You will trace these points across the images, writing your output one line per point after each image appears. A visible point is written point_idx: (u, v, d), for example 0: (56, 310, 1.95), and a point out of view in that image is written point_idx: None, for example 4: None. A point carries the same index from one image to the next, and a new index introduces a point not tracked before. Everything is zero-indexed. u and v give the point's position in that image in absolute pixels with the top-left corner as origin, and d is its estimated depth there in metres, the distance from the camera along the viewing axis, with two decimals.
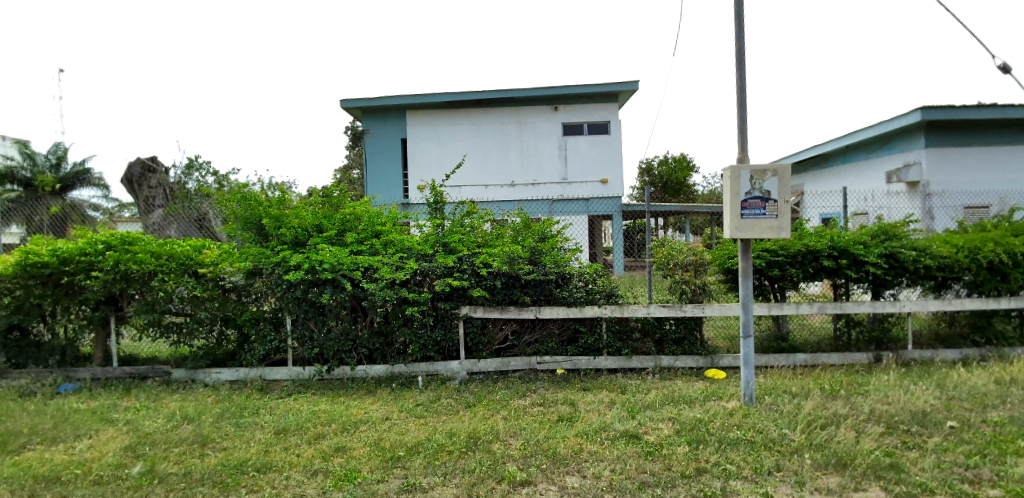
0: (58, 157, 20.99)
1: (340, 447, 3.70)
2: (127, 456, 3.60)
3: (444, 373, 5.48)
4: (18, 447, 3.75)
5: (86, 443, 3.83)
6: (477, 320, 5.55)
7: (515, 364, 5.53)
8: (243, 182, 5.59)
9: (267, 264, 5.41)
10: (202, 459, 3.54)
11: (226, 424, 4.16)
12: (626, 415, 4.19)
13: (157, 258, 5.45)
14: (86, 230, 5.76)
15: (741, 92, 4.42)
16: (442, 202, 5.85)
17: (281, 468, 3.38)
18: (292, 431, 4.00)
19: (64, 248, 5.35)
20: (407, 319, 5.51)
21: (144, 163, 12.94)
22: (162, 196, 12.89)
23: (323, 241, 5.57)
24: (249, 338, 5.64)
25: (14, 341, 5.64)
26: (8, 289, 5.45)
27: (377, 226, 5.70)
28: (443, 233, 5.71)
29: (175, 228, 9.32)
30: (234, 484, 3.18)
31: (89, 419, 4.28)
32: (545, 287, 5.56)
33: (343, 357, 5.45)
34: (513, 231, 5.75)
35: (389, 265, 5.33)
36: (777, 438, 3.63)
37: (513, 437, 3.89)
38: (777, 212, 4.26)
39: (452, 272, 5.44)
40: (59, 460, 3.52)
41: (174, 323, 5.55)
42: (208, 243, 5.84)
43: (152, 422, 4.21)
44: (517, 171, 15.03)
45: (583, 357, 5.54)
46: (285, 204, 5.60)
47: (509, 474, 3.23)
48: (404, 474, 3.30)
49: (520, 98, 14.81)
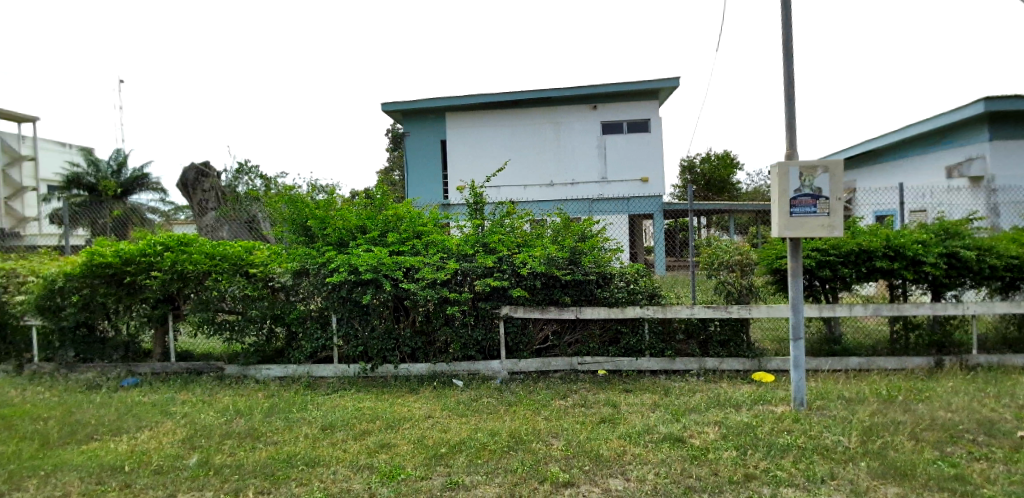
0: (120, 163, 22.17)
1: (385, 444, 3.77)
2: (185, 448, 3.76)
3: (485, 373, 5.51)
4: (85, 436, 3.97)
5: (147, 435, 4.02)
6: (518, 320, 5.54)
7: (556, 364, 5.51)
8: (291, 185, 5.79)
9: (313, 265, 5.54)
10: (253, 452, 3.67)
11: (277, 418, 4.31)
12: (670, 418, 4.11)
13: (211, 259, 5.70)
14: (145, 232, 6.07)
15: (788, 85, 4.27)
16: (482, 202, 5.88)
17: (329, 463, 3.47)
18: (339, 427, 4.10)
19: (125, 249, 5.64)
20: (448, 318, 5.55)
21: (197, 168, 13.52)
22: (214, 200, 13.39)
23: (366, 241, 5.71)
24: (296, 336, 5.78)
25: (82, 336, 6.00)
26: (76, 288, 5.80)
27: (418, 227, 5.79)
28: (483, 233, 5.75)
29: (228, 230, 9.84)
30: (284, 477, 3.28)
31: (149, 412, 4.50)
32: (585, 288, 5.52)
33: (386, 355, 5.56)
34: (553, 231, 5.72)
35: (430, 266, 5.42)
36: (831, 445, 3.49)
37: (555, 437, 3.87)
38: (829, 210, 4.09)
39: (492, 272, 5.47)
40: (124, 450, 3.72)
41: (227, 321, 5.76)
42: (259, 244, 6.07)
43: (206, 416, 4.39)
44: (556, 170, 14.97)
45: (625, 358, 5.46)
46: (330, 206, 5.76)
47: (551, 475, 3.22)
48: (446, 472, 3.34)
49: (558, 98, 14.74)
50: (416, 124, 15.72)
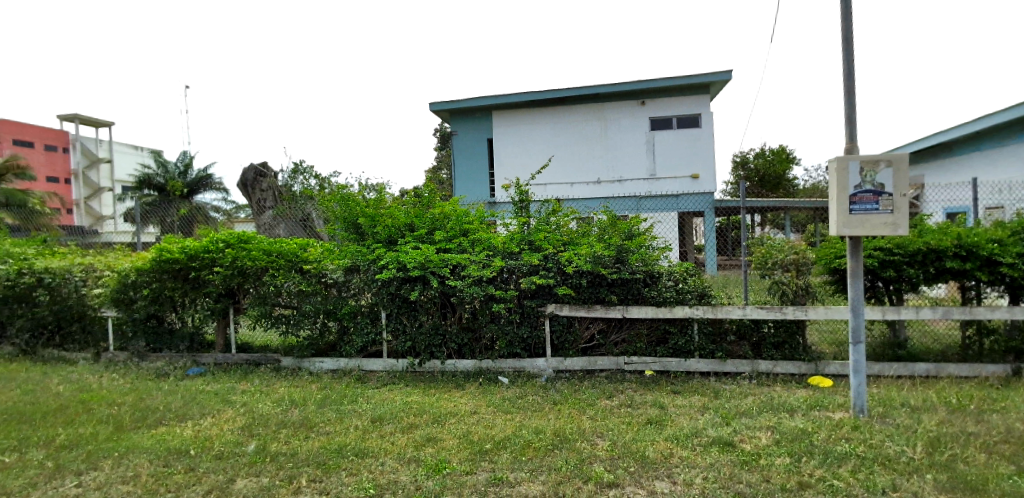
0: (186, 165, 23.46)
1: (431, 438, 3.84)
2: (244, 435, 3.95)
3: (531, 370, 5.52)
4: (154, 421, 4.24)
5: (210, 421, 4.26)
6: (564, 319, 5.53)
7: (602, 364, 5.46)
8: (343, 184, 6.00)
9: (363, 261, 5.70)
10: (307, 441, 3.82)
11: (329, 410, 4.47)
12: (720, 421, 4.00)
13: (268, 255, 5.97)
14: (209, 229, 6.41)
15: (849, 75, 4.07)
16: (528, 200, 5.90)
17: (378, 454, 3.57)
18: (387, 420, 4.21)
19: (190, 245, 5.96)
20: (493, 316, 5.60)
21: (256, 169, 14.16)
22: (271, 198, 13.91)
23: (414, 239, 5.83)
24: (348, 330, 5.97)
25: (152, 327, 6.41)
26: (147, 282, 6.20)
27: (464, 225, 5.87)
28: (528, 231, 5.78)
29: (284, 228, 10.25)
30: (335, 466, 3.40)
31: (212, 400, 4.76)
32: (632, 287, 5.45)
33: (434, 351, 5.66)
34: (599, 229, 5.67)
35: (476, 263, 5.48)
36: (893, 455, 3.31)
37: (600, 437, 3.84)
38: (892, 207, 3.87)
39: (537, 270, 5.48)
40: (189, 435, 3.95)
41: (283, 315, 5.98)
42: (313, 242, 6.25)
43: (263, 406, 4.60)
44: (601, 167, 14.82)
45: (674, 359, 5.36)
46: (380, 204, 5.93)
47: (595, 475, 3.19)
48: (491, 468, 3.37)
49: (604, 94, 14.57)
50: (463, 123, 15.88)
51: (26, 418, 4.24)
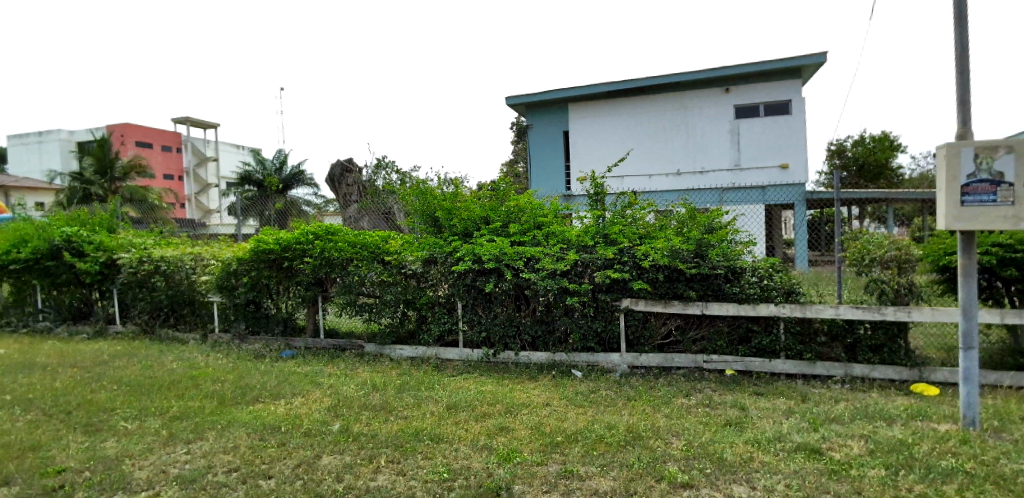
0: (281, 161, 25.27)
1: (504, 427, 3.92)
2: (330, 415, 4.23)
3: (605, 365, 5.48)
4: (252, 398, 4.63)
5: (301, 401, 4.59)
6: (639, 314, 5.43)
7: (679, 361, 5.31)
8: (422, 178, 6.20)
9: (441, 253, 5.89)
10: (387, 424, 4.02)
11: (408, 395, 4.68)
12: (806, 427, 3.78)
13: (353, 247, 6.32)
14: (300, 222, 6.87)
15: (962, 53, 3.67)
16: (603, 193, 5.84)
17: (452, 440, 3.70)
18: (462, 407, 4.34)
19: (284, 237, 6.44)
20: (567, 309, 5.62)
21: (342, 165, 14.93)
22: (356, 193, 14.74)
23: (489, 232, 5.96)
24: (427, 319, 6.20)
25: (251, 312, 6.97)
26: (247, 270, 6.74)
27: (539, 218, 5.93)
28: (604, 224, 5.73)
29: (368, 221, 10.77)
30: (413, 449, 3.56)
31: (302, 381, 5.13)
32: (712, 282, 5.25)
33: (508, 342, 5.77)
34: (678, 222, 5.51)
35: (550, 256, 5.51)
36: (1011, 474, 2.97)
37: (675, 436, 3.75)
38: (1012, 198, 3.46)
39: (612, 263, 5.42)
40: (282, 412, 4.28)
41: (366, 303, 6.30)
42: (394, 234, 6.48)
43: (348, 388, 4.89)
44: (680, 159, 14.32)
45: (757, 359, 5.11)
46: (457, 197, 6.09)
47: (668, 474, 3.12)
48: (562, 460, 3.39)
49: (683, 83, 14.05)
50: (538, 117, 15.90)
51: (146, 390, 4.78)
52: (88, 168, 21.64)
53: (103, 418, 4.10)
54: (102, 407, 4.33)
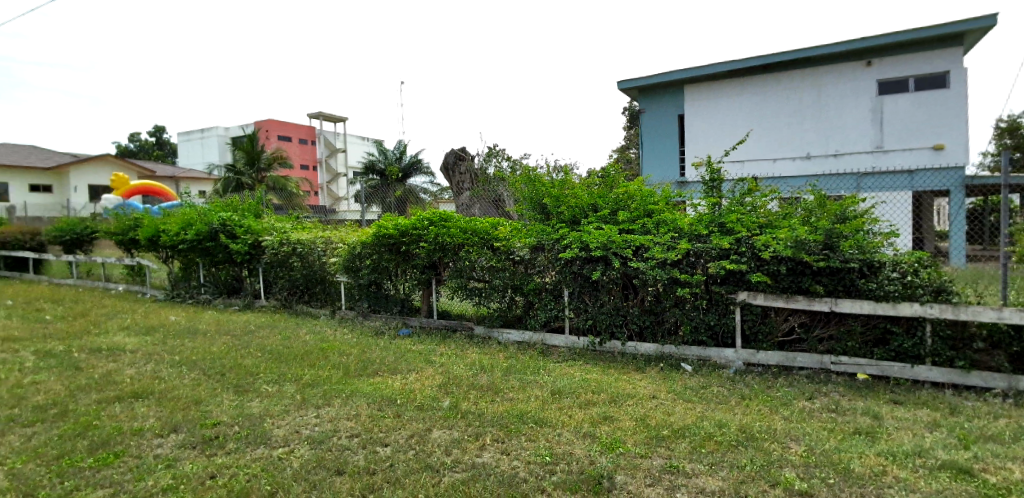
0: (402, 152, 26.98)
1: (608, 417, 3.90)
2: (441, 391, 4.49)
3: (717, 360, 5.22)
4: (372, 372, 5.06)
5: (415, 376, 4.92)
6: (758, 308, 5.08)
7: (802, 361, 4.91)
8: (531, 166, 6.35)
9: (548, 241, 5.95)
10: (493, 404, 4.19)
11: (513, 378, 4.82)
12: (956, 443, 3.31)
13: (465, 233, 6.61)
14: (416, 209, 7.31)
15: None
16: (720, 179, 5.61)
17: (555, 425, 3.76)
18: (566, 394, 4.39)
19: (402, 223, 6.90)
20: (678, 300, 5.39)
21: (455, 153, 15.54)
22: (468, 181, 15.23)
23: (597, 219, 5.92)
24: (533, 305, 6.31)
25: (373, 292, 7.58)
26: (369, 254, 7.34)
27: (650, 206, 5.78)
28: (720, 213, 5.45)
29: (478, 208, 11.19)
30: (517, 430, 3.67)
31: (417, 358, 5.49)
32: (844, 277, 4.73)
33: (614, 331, 5.69)
34: (804, 211, 5.15)
35: (660, 245, 5.34)
36: None
37: (793, 441, 3.48)
38: None
39: (728, 254, 5.11)
40: (399, 386, 4.62)
41: (477, 288, 6.57)
42: (503, 221, 6.68)
43: (458, 368, 5.15)
44: (811, 140, 12.92)
45: (895, 364, 4.56)
46: (566, 185, 6.16)
47: (784, 480, 2.91)
48: (667, 455, 3.31)
49: (817, 58, 12.64)
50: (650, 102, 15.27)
51: (284, 358, 5.42)
52: (240, 161, 24.68)
53: (250, 381, 4.72)
54: (249, 371, 4.98)
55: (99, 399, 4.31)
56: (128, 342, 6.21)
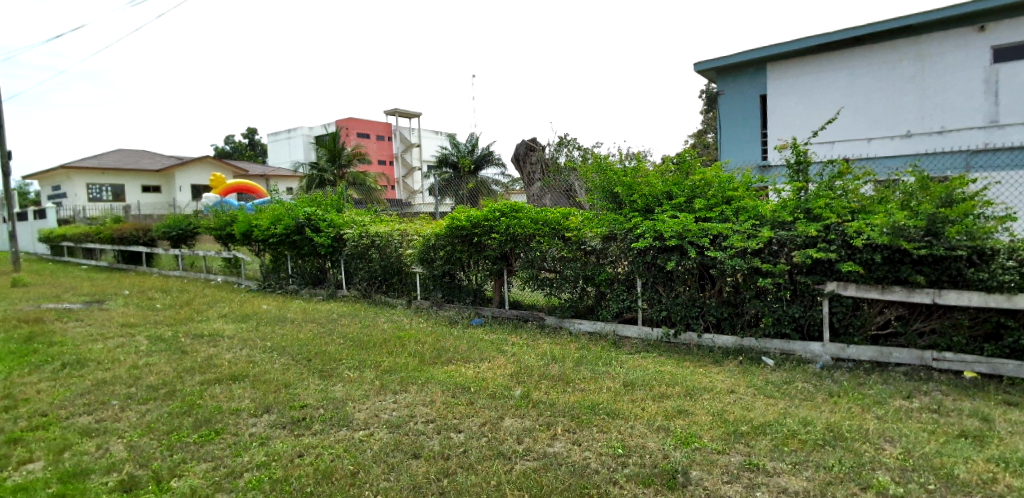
0: (474, 144, 27.39)
1: (682, 410, 3.78)
2: (513, 380, 4.55)
3: (802, 355, 4.91)
4: (447, 360, 5.20)
5: (488, 365, 5.01)
6: (849, 300, 4.72)
7: (899, 357, 4.53)
8: (602, 154, 6.22)
9: (621, 230, 5.82)
10: (564, 394, 4.18)
11: (585, 369, 4.79)
12: None
13: (536, 223, 6.63)
14: (487, 200, 7.41)
15: None
16: (807, 162, 5.23)
17: (627, 417, 3.70)
18: (639, 386, 4.30)
19: (474, 215, 7.03)
20: (759, 291, 5.12)
21: (527, 144, 15.63)
22: (539, 171, 15.22)
23: (672, 208, 5.74)
24: (605, 296, 6.22)
25: (446, 282, 7.79)
26: (443, 245, 7.55)
27: (728, 192, 5.54)
28: (806, 198, 5.11)
29: (550, 198, 11.18)
30: (588, 421, 3.65)
31: (489, 347, 5.59)
32: (950, 266, 4.29)
33: (690, 322, 5.49)
34: (904, 194, 4.68)
35: (740, 234, 5.10)
36: None
37: (888, 442, 3.21)
38: None
39: (815, 242, 4.77)
40: (472, 375, 4.73)
41: (548, 278, 6.59)
42: (574, 211, 6.63)
43: (529, 357, 5.19)
44: (913, 115, 10.89)
45: (1009, 362, 4.13)
46: (638, 172, 5.99)
47: (877, 484, 2.70)
48: (746, 452, 3.16)
49: (932, 22, 10.47)
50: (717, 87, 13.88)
51: (363, 346, 5.69)
52: (324, 158, 26.09)
53: (333, 366, 5.01)
54: (332, 357, 5.29)
55: (203, 380, 4.74)
56: (226, 329, 6.78)
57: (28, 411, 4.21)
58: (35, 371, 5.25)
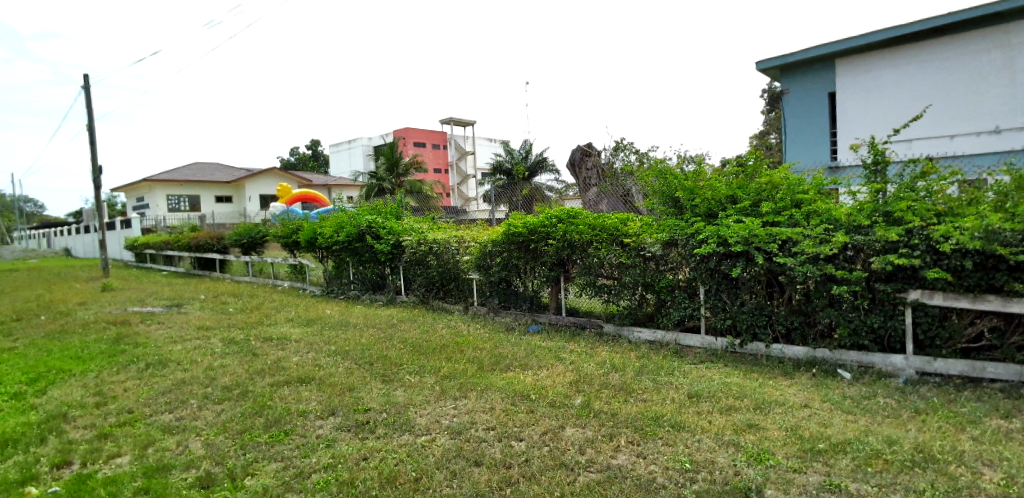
0: (528, 150, 27.49)
1: (753, 425, 3.59)
2: (572, 389, 4.47)
3: (883, 368, 4.58)
4: (505, 367, 5.19)
5: (546, 373, 4.96)
6: (935, 309, 4.36)
7: (994, 372, 4.15)
8: (661, 158, 6.10)
9: (682, 236, 5.63)
10: (626, 404, 4.07)
11: (646, 378, 4.65)
12: None
13: (593, 229, 6.53)
14: (543, 207, 7.36)
15: None
16: (885, 162, 4.88)
17: (694, 430, 3.55)
18: (704, 397, 4.13)
19: (531, 221, 7.01)
20: (833, 300, 4.80)
21: (582, 149, 15.50)
22: (595, 176, 15.03)
23: (737, 212, 5.53)
24: (665, 303, 6.04)
25: (502, 289, 7.80)
26: (500, 251, 7.56)
27: (798, 195, 5.26)
28: (885, 201, 4.78)
29: (607, 205, 11.03)
30: (652, 434, 3.53)
31: (547, 355, 5.53)
32: None
33: (757, 332, 5.24)
34: (998, 195, 4.27)
35: (812, 239, 4.81)
36: None
37: (987, 465, 2.92)
38: None
39: (896, 247, 4.44)
40: (531, 382, 4.69)
41: (606, 285, 6.46)
42: (633, 216, 6.51)
43: (588, 366, 5.10)
44: (1004, 109, 9.98)
45: None
46: (700, 177, 5.83)
47: None
48: (826, 471, 2.96)
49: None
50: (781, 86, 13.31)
51: (423, 351, 5.77)
52: (383, 167, 26.88)
53: (395, 371, 5.10)
54: (394, 362, 5.38)
55: (272, 382, 4.94)
56: (293, 332, 7.05)
57: (117, 407, 4.51)
58: (123, 370, 5.64)
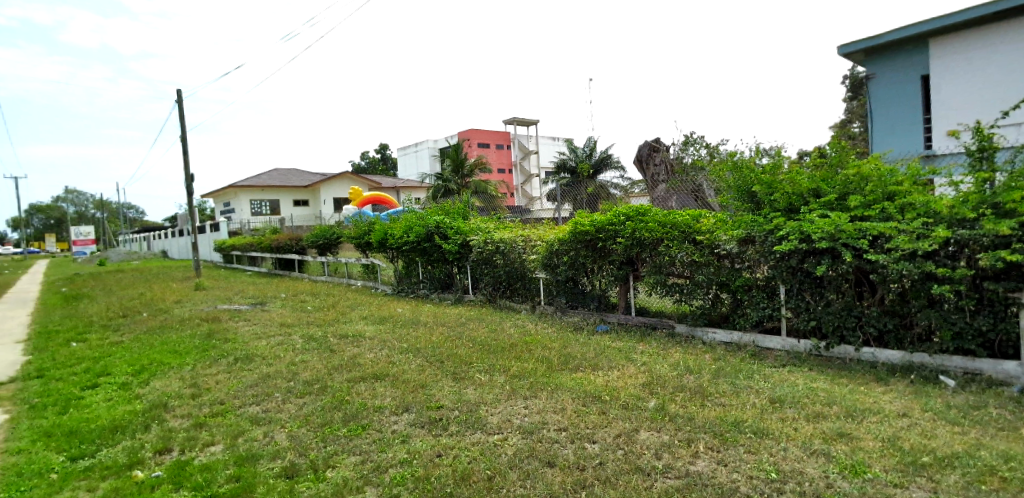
0: (592, 148, 27.16)
1: (845, 434, 3.34)
2: (645, 391, 4.35)
3: (995, 375, 4.14)
4: (575, 366, 5.14)
5: (618, 374, 4.86)
6: None
7: None
8: (735, 152, 5.83)
9: (760, 233, 5.35)
10: (703, 408, 3.91)
11: (724, 382, 4.45)
12: None
13: (664, 226, 6.34)
14: (610, 204, 7.23)
15: None
16: (994, 148, 4.40)
17: (779, 438, 3.35)
18: (788, 403, 3.89)
19: (598, 220, 6.90)
20: (933, 300, 4.39)
21: (650, 145, 15.12)
22: (663, 172, 14.62)
23: (821, 206, 5.18)
24: (742, 303, 5.77)
25: (570, 288, 7.74)
26: (567, 250, 7.51)
27: (890, 187, 4.85)
28: (994, 191, 4.31)
29: (677, 201, 10.67)
30: (733, 440, 3.37)
31: (618, 355, 5.43)
32: None
33: (846, 335, 4.89)
34: None
35: (907, 234, 4.42)
36: None
37: None
38: None
39: (1009, 241, 3.98)
40: (602, 383, 4.60)
41: (677, 284, 6.25)
42: (706, 213, 6.27)
43: (661, 367, 4.95)
44: None
45: None
46: (778, 170, 5.51)
47: None
48: (931, 488, 2.70)
49: None
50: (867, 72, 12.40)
51: (493, 350, 5.82)
52: (448, 169, 27.43)
53: (466, 369, 5.17)
54: (464, 360, 5.46)
55: (350, 378, 5.13)
56: (368, 330, 7.33)
57: (211, 399, 4.85)
58: (215, 363, 6.07)
